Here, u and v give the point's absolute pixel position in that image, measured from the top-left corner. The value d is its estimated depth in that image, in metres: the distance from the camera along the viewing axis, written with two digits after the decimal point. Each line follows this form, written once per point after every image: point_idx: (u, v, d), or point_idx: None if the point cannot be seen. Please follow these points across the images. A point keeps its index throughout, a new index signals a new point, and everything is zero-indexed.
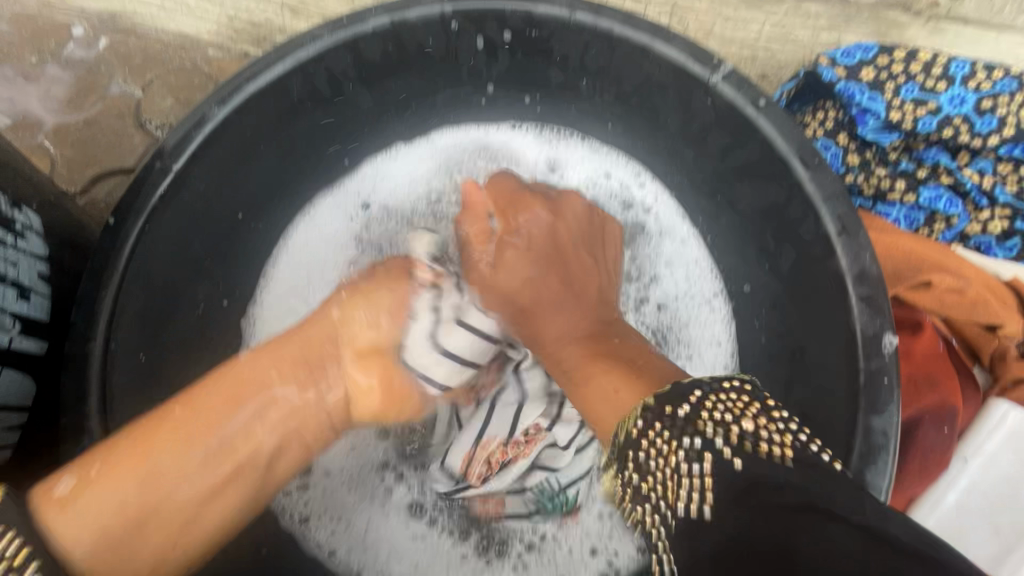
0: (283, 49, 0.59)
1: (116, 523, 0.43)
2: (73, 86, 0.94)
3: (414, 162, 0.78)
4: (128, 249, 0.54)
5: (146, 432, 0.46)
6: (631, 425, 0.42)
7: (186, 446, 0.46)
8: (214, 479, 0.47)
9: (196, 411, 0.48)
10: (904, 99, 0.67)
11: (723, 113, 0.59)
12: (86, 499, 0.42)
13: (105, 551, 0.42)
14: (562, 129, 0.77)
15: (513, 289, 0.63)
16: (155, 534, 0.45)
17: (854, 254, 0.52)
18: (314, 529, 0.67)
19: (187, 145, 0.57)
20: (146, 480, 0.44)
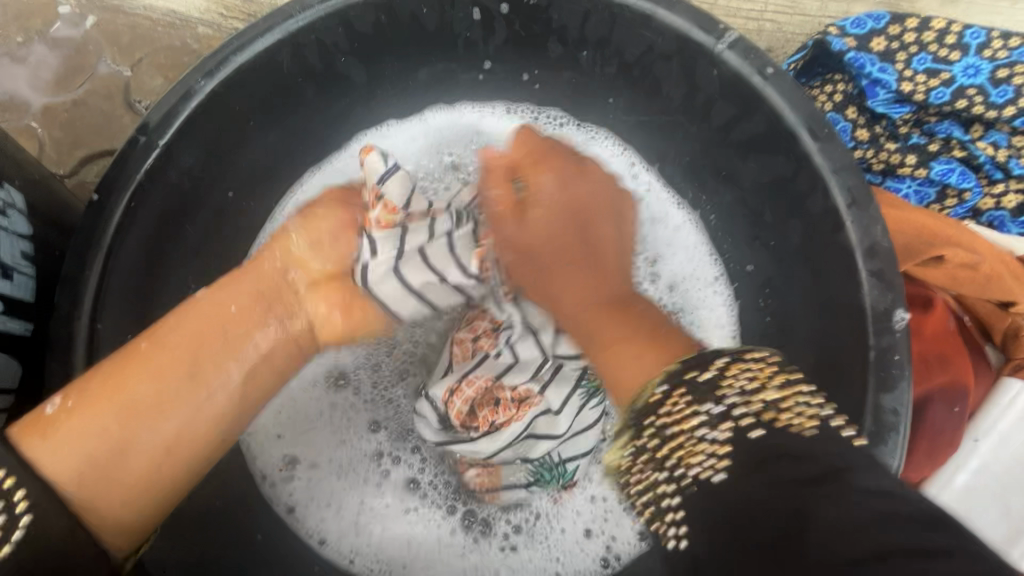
0: (272, 19, 0.57)
1: (99, 452, 0.45)
2: (61, 66, 0.91)
3: (407, 144, 0.76)
4: (114, 227, 0.53)
5: (118, 369, 0.48)
6: (649, 394, 0.44)
7: (153, 377, 0.48)
8: (185, 409, 0.49)
9: (164, 348, 0.49)
10: (916, 70, 0.65)
11: (728, 83, 0.57)
12: (60, 433, 0.44)
13: (88, 481, 0.44)
14: (558, 115, 0.75)
15: (537, 243, 0.61)
16: (134, 464, 0.46)
17: (864, 228, 0.50)
18: (304, 517, 0.65)
19: (174, 120, 0.55)
20: (121, 412, 0.46)
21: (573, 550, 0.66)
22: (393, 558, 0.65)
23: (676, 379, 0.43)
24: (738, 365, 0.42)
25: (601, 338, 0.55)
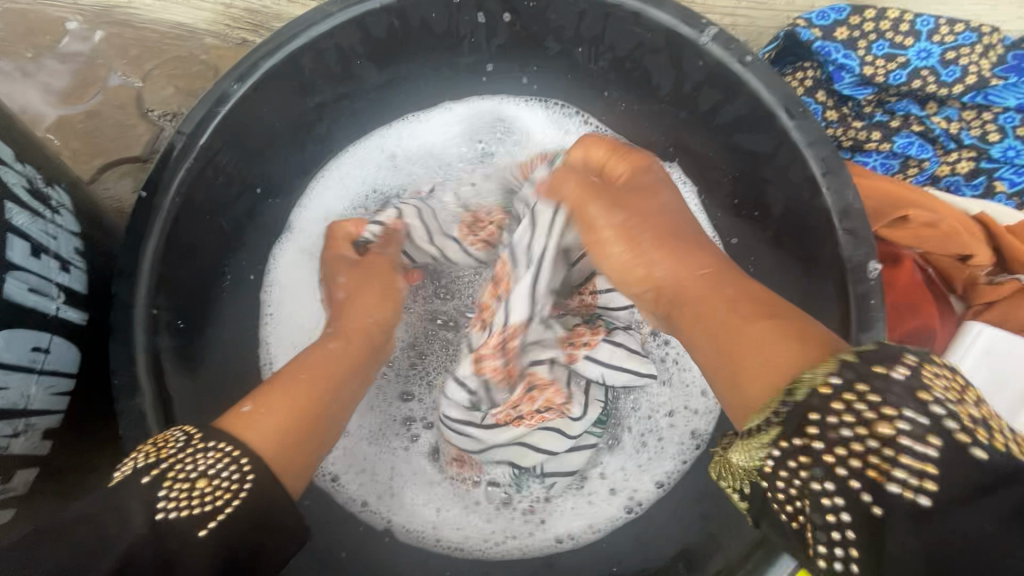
0: (295, 26, 0.62)
1: (283, 436, 0.52)
2: (72, 80, 0.95)
3: (439, 128, 0.82)
4: (161, 220, 0.57)
5: (280, 387, 0.56)
6: (812, 383, 0.39)
7: (311, 389, 0.57)
8: (336, 411, 0.59)
9: (309, 364, 0.60)
10: (876, 55, 0.72)
11: (712, 71, 0.63)
12: (251, 425, 0.51)
13: (280, 457, 0.51)
14: (568, 107, 0.81)
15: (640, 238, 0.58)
16: (311, 449, 0.55)
17: (839, 192, 0.56)
18: (345, 485, 0.70)
19: (211, 121, 0.60)
20: (305, 412, 0.55)
21: (597, 508, 0.71)
22: (422, 522, 0.70)
23: (853, 375, 0.38)
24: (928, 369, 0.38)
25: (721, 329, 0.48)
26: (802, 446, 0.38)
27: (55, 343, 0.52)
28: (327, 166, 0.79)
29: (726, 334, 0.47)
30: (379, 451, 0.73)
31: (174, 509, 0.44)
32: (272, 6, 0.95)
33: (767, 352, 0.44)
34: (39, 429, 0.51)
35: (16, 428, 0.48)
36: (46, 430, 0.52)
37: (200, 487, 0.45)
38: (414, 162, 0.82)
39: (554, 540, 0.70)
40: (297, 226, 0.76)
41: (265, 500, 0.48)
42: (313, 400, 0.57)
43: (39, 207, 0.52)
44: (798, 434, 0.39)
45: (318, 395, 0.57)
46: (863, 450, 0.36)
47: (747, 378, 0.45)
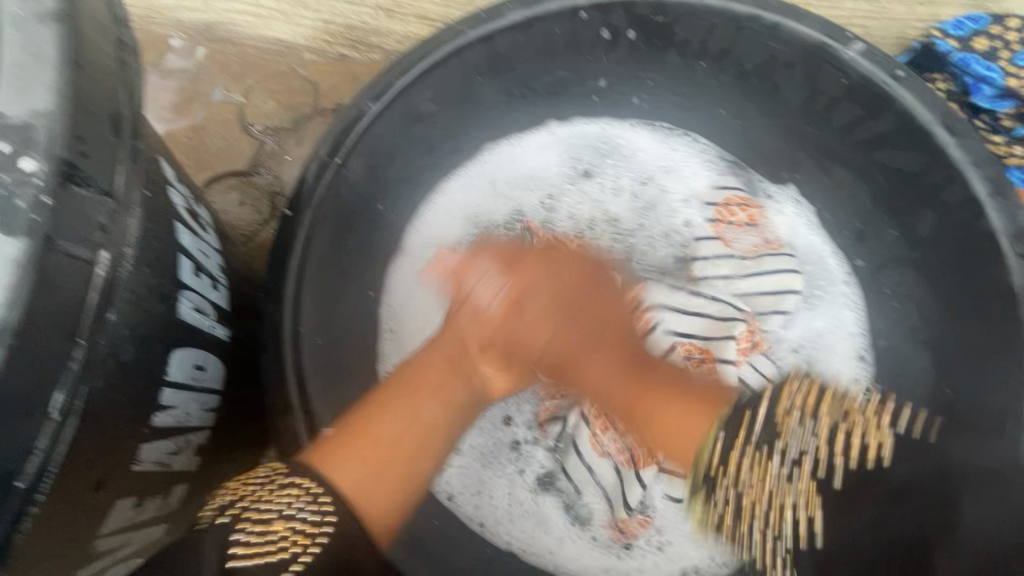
0: (428, 45, 0.62)
1: (365, 472, 0.51)
2: (177, 95, 0.97)
3: (546, 143, 0.80)
4: (304, 237, 0.57)
5: (370, 413, 0.56)
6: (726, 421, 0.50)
7: (395, 423, 0.56)
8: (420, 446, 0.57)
9: (406, 386, 0.59)
10: (1021, 67, 0.69)
11: (856, 85, 0.61)
12: (337, 461, 0.50)
13: (361, 494, 0.50)
14: (676, 127, 0.79)
15: (539, 354, 0.64)
16: (389, 486, 0.53)
17: (1009, 214, 0.53)
18: (461, 503, 0.69)
19: (347, 139, 0.60)
20: (383, 451, 0.53)
21: (718, 540, 0.68)
22: (543, 547, 0.68)
23: None
24: None
25: (625, 408, 0.60)
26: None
27: (208, 360, 0.52)
28: (433, 189, 0.76)
29: (647, 404, 0.59)
30: (494, 474, 0.71)
31: (249, 550, 0.41)
32: (370, 22, 0.96)
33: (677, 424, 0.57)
34: (192, 446, 0.51)
35: (178, 446, 0.48)
36: (197, 447, 0.52)
37: (270, 532, 0.43)
38: (522, 181, 0.79)
39: (678, 571, 0.67)
40: (408, 247, 0.74)
41: (351, 539, 0.44)
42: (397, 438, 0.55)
43: (194, 226, 0.53)
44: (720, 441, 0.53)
45: (410, 430, 0.56)
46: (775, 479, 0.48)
47: (668, 430, 0.57)
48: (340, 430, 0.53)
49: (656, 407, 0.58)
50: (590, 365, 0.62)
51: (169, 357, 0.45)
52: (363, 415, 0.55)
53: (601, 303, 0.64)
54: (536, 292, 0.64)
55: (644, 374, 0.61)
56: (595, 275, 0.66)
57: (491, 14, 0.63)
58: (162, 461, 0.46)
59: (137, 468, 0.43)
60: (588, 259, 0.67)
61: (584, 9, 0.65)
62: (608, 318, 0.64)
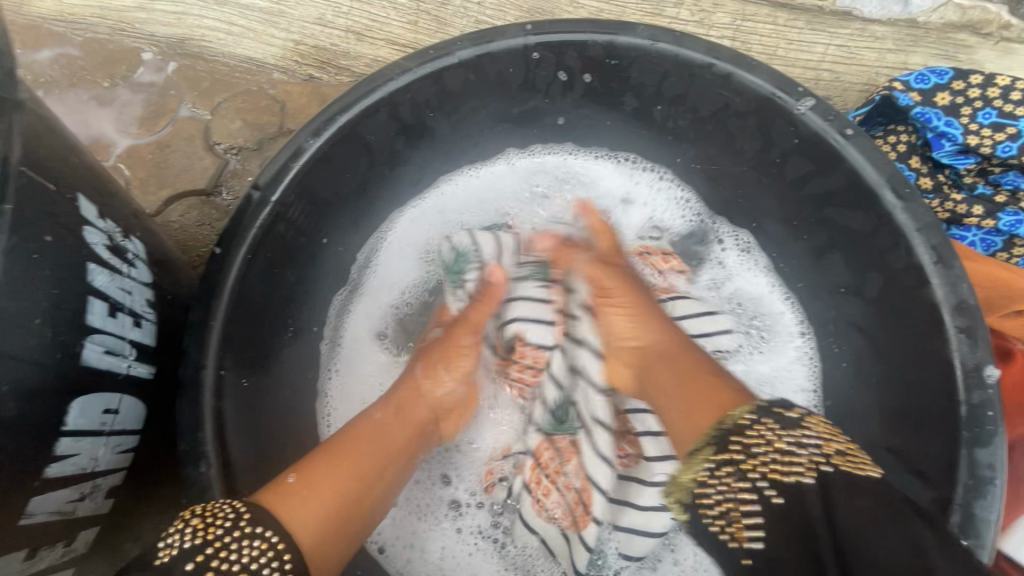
0: (372, 82, 0.61)
1: (324, 525, 0.52)
2: (145, 109, 0.97)
3: (500, 182, 0.80)
4: (234, 276, 0.56)
5: (335, 454, 0.57)
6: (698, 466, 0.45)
7: (360, 457, 0.58)
8: (378, 497, 0.59)
9: (370, 434, 0.60)
10: (982, 124, 0.67)
11: (807, 140, 0.59)
12: (295, 506, 0.51)
13: (319, 547, 0.50)
14: (640, 162, 0.78)
15: (648, 342, 0.62)
16: (344, 534, 0.53)
17: (951, 284, 0.52)
18: (393, 556, 0.68)
19: (285, 175, 0.59)
20: (338, 503, 0.53)
21: None
22: None
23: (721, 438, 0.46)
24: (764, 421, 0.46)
25: (683, 396, 0.54)
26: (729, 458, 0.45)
27: (124, 401, 0.51)
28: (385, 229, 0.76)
29: (340, 471, 0.55)
30: (429, 529, 0.69)
31: None
32: (340, 45, 0.95)
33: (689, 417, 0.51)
34: (103, 489, 0.50)
35: (82, 492, 0.47)
36: (110, 489, 0.51)
37: None
38: (473, 218, 0.80)
39: None
40: (361, 285, 0.75)
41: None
42: (358, 477, 0.56)
43: (118, 263, 0.52)
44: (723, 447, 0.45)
45: (367, 475, 0.57)
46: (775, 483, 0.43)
47: (685, 429, 0.51)
48: (303, 474, 0.53)
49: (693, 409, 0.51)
50: (643, 328, 0.63)
51: (70, 407, 0.44)
52: (329, 469, 0.55)
53: (653, 312, 0.65)
54: (621, 300, 0.66)
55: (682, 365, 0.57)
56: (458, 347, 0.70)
57: (439, 51, 0.62)
58: (60, 509, 0.45)
59: (27, 521, 0.43)
60: (630, 283, 0.69)
61: (536, 50, 0.64)
62: (678, 354, 0.59)
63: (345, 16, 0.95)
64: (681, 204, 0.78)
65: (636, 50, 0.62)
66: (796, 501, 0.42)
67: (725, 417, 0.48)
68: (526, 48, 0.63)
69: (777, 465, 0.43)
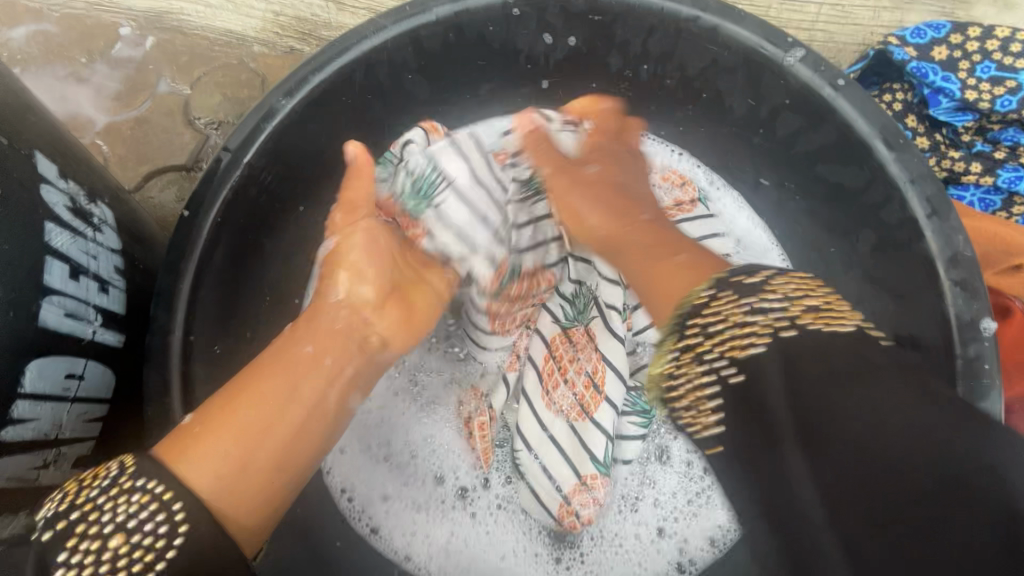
0: (346, 40, 0.59)
1: (229, 473, 0.45)
2: (123, 84, 0.94)
3: (478, 129, 0.76)
4: (204, 241, 0.54)
5: (230, 394, 0.49)
6: (694, 297, 0.44)
7: (251, 413, 0.48)
8: (292, 438, 0.49)
9: (278, 372, 0.51)
10: (980, 79, 0.65)
11: (797, 93, 0.57)
12: (189, 449, 0.45)
13: (228, 499, 0.44)
14: None
15: (619, 235, 0.60)
16: (263, 472, 0.47)
17: (945, 237, 0.50)
18: (385, 537, 0.67)
19: (256, 136, 0.57)
20: (242, 443, 0.46)
21: (649, 555, 0.66)
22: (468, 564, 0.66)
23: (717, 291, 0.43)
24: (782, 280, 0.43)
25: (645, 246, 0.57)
26: (691, 336, 0.42)
27: (88, 368, 0.49)
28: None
29: (240, 423, 0.47)
30: (413, 494, 0.69)
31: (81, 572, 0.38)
32: (321, 15, 0.93)
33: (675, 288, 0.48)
34: (69, 458, 0.49)
35: (45, 459, 0.46)
36: (77, 458, 0.50)
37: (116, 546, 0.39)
38: None
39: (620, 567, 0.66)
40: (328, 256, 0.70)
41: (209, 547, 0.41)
42: (262, 409, 0.49)
43: (81, 226, 0.50)
44: (681, 339, 0.43)
45: (289, 429, 0.49)
46: (728, 338, 0.40)
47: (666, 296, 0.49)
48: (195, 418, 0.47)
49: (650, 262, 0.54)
50: (586, 210, 0.64)
51: (25, 369, 0.43)
52: (239, 415, 0.48)
53: (635, 174, 0.68)
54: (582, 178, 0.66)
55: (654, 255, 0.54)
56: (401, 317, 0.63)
57: (415, 8, 0.59)
58: (21, 477, 0.44)
59: None
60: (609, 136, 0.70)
61: (516, 6, 0.61)
62: (618, 197, 0.64)
63: None
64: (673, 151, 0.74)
65: (619, 4, 0.60)
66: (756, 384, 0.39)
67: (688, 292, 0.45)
68: (506, 4, 0.61)
69: (736, 343, 0.40)
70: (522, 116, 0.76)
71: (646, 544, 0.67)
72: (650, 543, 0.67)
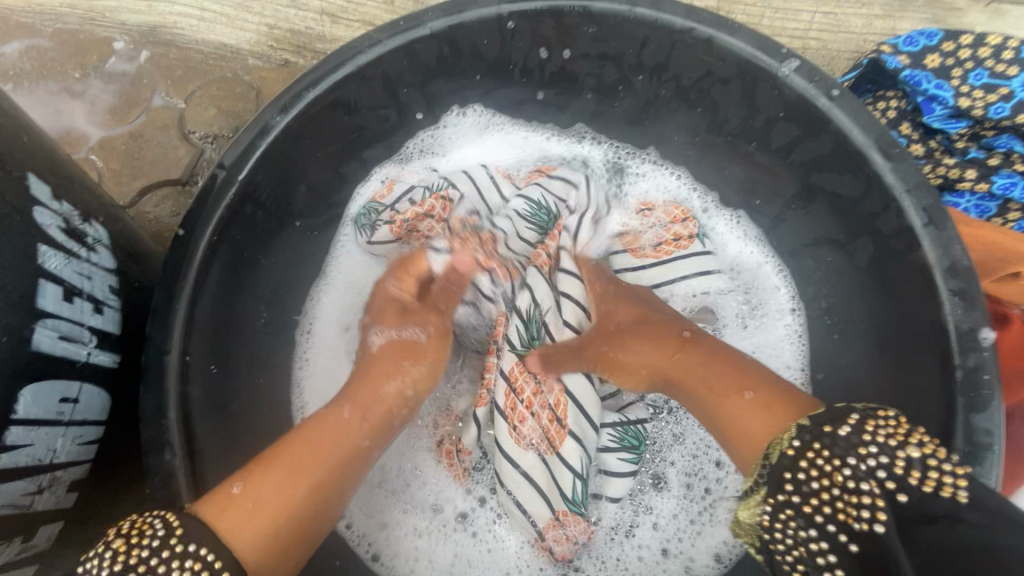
0: (340, 56, 0.59)
1: (276, 531, 0.49)
2: (117, 99, 0.94)
3: (470, 158, 0.77)
4: (199, 260, 0.54)
5: (283, 458, 0.52)
6: (784, 443, 0.46)
7: (302, 471, 0.52)
8: (326, 505, 0.54)
9: (318, 440, 0.54)
10: (973, 86, 0.64)
11: (792, 104, 0.57)
12: (234, 522, 0.47)
13: (262, 559, 0.48)
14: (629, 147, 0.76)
15: (670, 373, 0.58)
16: (295, 538, 0.51)
17: (943, 247, 0.50)
18: (388, 563, 0.66)
19: (251, 153, 0.56)
20: (286, 510, 0.50)
21: (653, 571, 0.67)
22: None
23: (811, 433, 0.45)
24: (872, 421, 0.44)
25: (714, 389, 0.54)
26: (784, 500, 0.44)
27: (83, 390, 0.49)
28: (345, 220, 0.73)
29: (288, 481, 0.51)
30: (415, 516, 0.68)
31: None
32: (315, 28, 0.93)
33: (767, 405, 0.50)
34: (65, 482, 0.48)
35: (40, 484, 0.45)
36: (73, 482, 0.49)
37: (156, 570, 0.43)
38: None
39: None
40: (329, 277, 0.73)
41: None
42: (297, 460, 0.52)
43: (75, 247, 0.50)
44: (779, 490, 0.44)
45: (324, 481, 0.53)
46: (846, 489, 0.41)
47: (743, 435, 0.50)
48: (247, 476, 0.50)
49: (763, 422, 0.49)
50: (627, 355, 0.61)
51: (19, 394, 0.42)
52: (288, 475, 0.51)
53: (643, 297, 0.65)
54: (624, 307, 0.63)
55: (722, 389, 0.53)
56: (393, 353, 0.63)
57: (409, 23, 0.59)
58: (16, 503, 0.44)
59: None
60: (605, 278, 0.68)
61: (510, 19, 0.61)
62: (659, 326, 0.62)
63: None
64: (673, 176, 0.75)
65: (613, 16, 0.60)
66: (875, 547, 0.39)
67: (773, 438, 0.47)
68: (500, 17, 0.60)
69: (846, 504, 0.41)
70: (514, 146, 0.78)
71: (651, 565, 0.67)
72: (655, 563, 0.67)
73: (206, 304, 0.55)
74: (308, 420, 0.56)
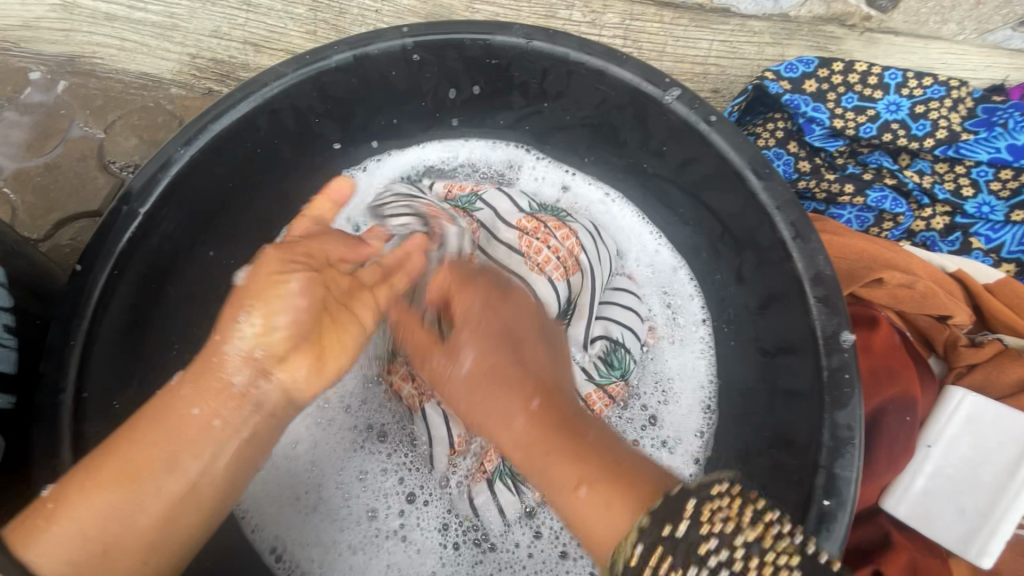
0: (247, 87, 0.60)
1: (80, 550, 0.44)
2: (32, 130, 0.92)
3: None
4: (97, 296, 0.53)
5: (110, 451, 0.47)
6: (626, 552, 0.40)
7: (136, 455, 0.47)
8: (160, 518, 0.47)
9: (141, 441, 0.47)
10: (846, 108, 0.71)
11: (678, 129, 0.62)
12: (37, 532, 0.44)
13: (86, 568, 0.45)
14: (518, 148, 0.79)
15: (486, 366, 0.54)
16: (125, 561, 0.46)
17: (808, 258, 0.54)
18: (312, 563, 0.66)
19: (154, 187, 0.57)
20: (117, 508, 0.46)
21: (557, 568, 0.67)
22: None
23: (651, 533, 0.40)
24: (712, 496, 0.40)
25: (548, 481, 0.47)
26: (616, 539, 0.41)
27: None
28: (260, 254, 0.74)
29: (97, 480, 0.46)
30: (340, 522, 0.68)
31: None
32: (239, 57, 0.93)
33: (576, 487, 0.45)
34: None
35: None
36: None
37: None
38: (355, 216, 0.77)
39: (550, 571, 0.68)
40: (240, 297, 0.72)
41: None
42: (180, 446, 0.48)
43: None
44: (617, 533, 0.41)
45: (128, 472, 0.47)
46: (653, 538, 0.39)
47: (589, 530, 0.44)
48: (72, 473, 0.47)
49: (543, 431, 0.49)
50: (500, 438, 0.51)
51: None
52: (120, 459, 0.47)
53: (552, 357, 0.57)
54: (496, 351, 0.54)
55: (569, 423, 0.50)
56: (548, 344, 0.57)
57: (315, 56, 0.61)
58: None
59: None
60: (457, 279, 0.58)
61: (415, 52, 0.63)
62: (540, 369, 0.54)
63: (241, 28, 0.93)
64: (561, 170, 0.79)
65: (512, 49, 0.63)
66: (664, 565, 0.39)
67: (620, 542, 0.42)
68: (405, 50, 0.63)
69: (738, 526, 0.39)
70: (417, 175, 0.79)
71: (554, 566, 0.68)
72: (557, 563, 0.68)
73: (105, 339, 0.55)
74: (144, 407, 0.50)
